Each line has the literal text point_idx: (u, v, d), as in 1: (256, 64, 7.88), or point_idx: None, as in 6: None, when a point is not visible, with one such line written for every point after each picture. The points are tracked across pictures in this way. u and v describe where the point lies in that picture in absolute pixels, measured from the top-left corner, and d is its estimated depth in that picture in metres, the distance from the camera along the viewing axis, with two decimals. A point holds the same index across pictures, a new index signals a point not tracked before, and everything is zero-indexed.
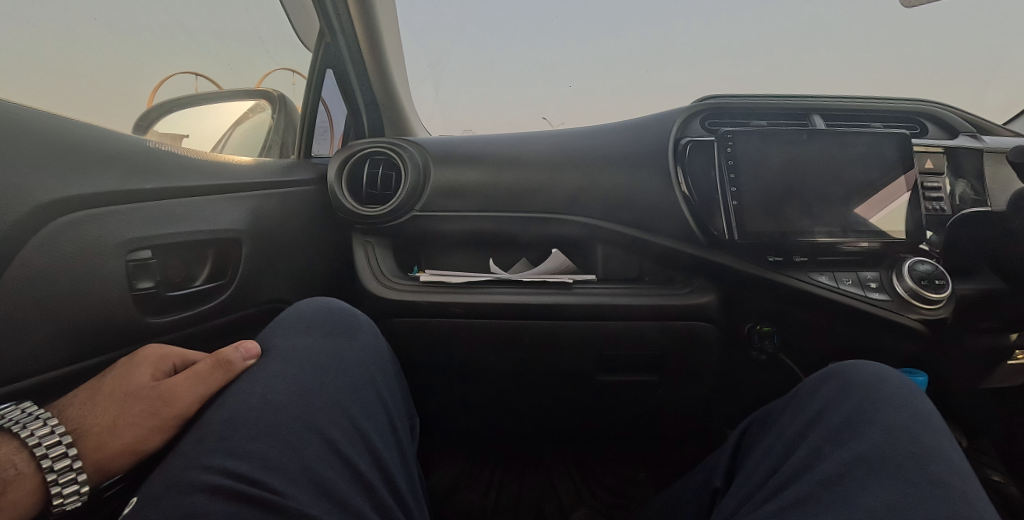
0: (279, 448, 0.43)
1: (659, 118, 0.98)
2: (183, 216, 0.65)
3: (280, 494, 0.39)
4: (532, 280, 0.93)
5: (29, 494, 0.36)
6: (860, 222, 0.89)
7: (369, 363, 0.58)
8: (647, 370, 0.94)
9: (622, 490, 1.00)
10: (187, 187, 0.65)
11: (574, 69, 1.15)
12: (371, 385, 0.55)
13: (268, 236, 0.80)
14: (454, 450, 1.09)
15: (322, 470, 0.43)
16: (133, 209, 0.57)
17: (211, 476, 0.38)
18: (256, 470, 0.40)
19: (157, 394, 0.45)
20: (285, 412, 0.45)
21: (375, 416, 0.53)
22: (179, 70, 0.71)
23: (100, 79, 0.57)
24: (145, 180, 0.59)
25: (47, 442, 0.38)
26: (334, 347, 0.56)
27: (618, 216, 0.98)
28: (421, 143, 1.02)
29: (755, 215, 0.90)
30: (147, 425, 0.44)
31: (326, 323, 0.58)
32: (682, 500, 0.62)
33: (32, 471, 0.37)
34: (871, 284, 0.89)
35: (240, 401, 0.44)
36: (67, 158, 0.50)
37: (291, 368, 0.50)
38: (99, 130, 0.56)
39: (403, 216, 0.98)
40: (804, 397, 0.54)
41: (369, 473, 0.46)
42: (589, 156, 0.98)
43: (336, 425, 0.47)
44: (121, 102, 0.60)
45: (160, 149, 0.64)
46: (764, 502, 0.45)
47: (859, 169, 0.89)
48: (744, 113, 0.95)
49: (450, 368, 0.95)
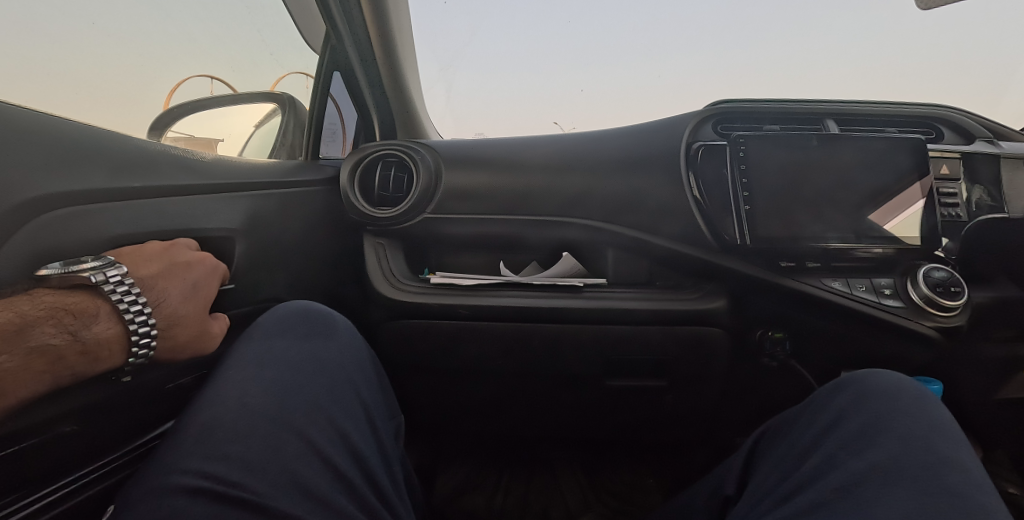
0: (257, 449, 0.43)
1: (670, 122, 0.97)
2: (174, 214, 0.64)
3: (259, 498, 0.40)
4: (544, 283, 0.92)
5: (111, 355, 0.46)
6: (874, 228, 0.88)
7: (346, 364, 0.57)
8: (654, 375, 0.94)
9: (629, 496, 1.00)
10: (179, 184, 0.66)
11: (586, 72, 1.14)
12: (350, 386, 0.55)
13: (267, 229, 0.80)
14: (462, 455, 1.09)
15: (303, 470, 0.43)
16: (123, 206, 0.57)
17: (190, 478, 0.39)
18: (235, 471, 0.41)
19: (212, 332, 0.57)
20: (263, 414, 0.46)
21: (355, 416, 0.53)
22: (191, 75, 0.74)
23: (95, 84, 0.58)
24: (134, 178, 0.59)
25: (140, 321, 0.48)
26: (308, 350, 0.56)
27: (626, 220, 0.97)
28: (434, 146, 1.01)
29: (768, 219, 0.89)
30: (193, 349, 0.55)
31: (302, 325, 0.59)
32: (691, 507, 0.62)
33: (121, 337, 0.47)
34: (885, 291, 0.88)
35: (218, 404, 0.45)
36: (56, 155, 0.51)
37: (268, 371, 0.50)
38: (93, 129, 0.57)
39: (415, 218, 0.98)
40: (819, 405, 0.53)
41: (348, 470, 0.47)
42: (597, 159, 0.98)
43: (316, 426, 0.48)
44: (115, 106, 0.61)
45: (153, 148, 0.64)
46: (773, 511, 0.45)
47: (871, 175, 0.87)
48: (758, 118, 0.93)
49: (456, 371, 0.95)
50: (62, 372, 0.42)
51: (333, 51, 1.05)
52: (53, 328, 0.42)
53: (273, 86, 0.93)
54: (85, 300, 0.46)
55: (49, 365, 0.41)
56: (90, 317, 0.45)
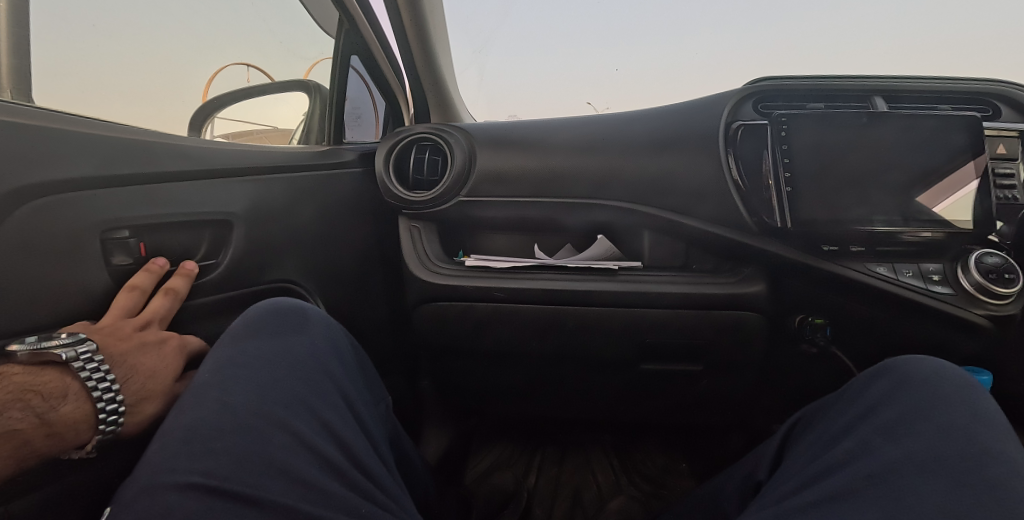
0: (243, 445, 0.42)
1: (709, 101, 0.94)
2: (167, 198, 0.65)
3: (249, 491, 0.39)
4: (578, 266, 0.91)
5: (78, 433, 0.45)
6: (922, 211, 0.84)
7: (322, 353, 0.55)
8: (689, 360, 0.92)
9: (660, 479, 1.01)
10: (171, 171, 0.65)
11: (621, 51, 1.12)
12: (328, 374, 0.53)
13: (273, 219, 0.80)
14: (499, 434, 1.12)
15: (289, 461, 0.42)
16: (109, 192, 0.57)
17: (179, 479, 0.38)
18: (221, 469, 0.39)
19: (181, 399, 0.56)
20: (244, 411, 0.45)
21: (338, 403, 0.51)
22: (224, 65, 0.78)
23: (84, 76, 0.57)
24: (125, 166, 0.59)
25: (109, 397, 0.47)
26: (281, 344, 0.54)
27: (661, 202, 0.96)
28: (467, 128, 1.01)
29: (812, 202, 0.86)
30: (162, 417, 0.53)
31: (272, 321, 0.57)
32: (725, 492, 0.61)
33: (89, 412, 0.46)
34: (933, 277, 0.84)
35: (196, 408, 0.44)
36: (42, 145, 0.50)
37: (245, 370, 0.49)
38: (87, 119, 0.56)
39: (450, 202, 0.99)
40: (854, 393, 0.51)
41: (335, 457, 0.45)
42: (630, 138, 0.95)
43: (299, 418, 0.46)
44: (107, 98, 0.60)
45: (152, 137, 0.63)
46: (799, 492, 0.45)
47: (920, 155, 0.83)
48: (805, 95, 0.88)
49: (488, 353, 0.96)
50: (24, 455, 0.41)
51: (347, 36, 1.00)
52: (18, 412, 0.41)
53: (306, 74, 0.95)
54: (54, 379, 0.45)
55: (11, 452, 0.40)
56: (55, 397, 0.44)
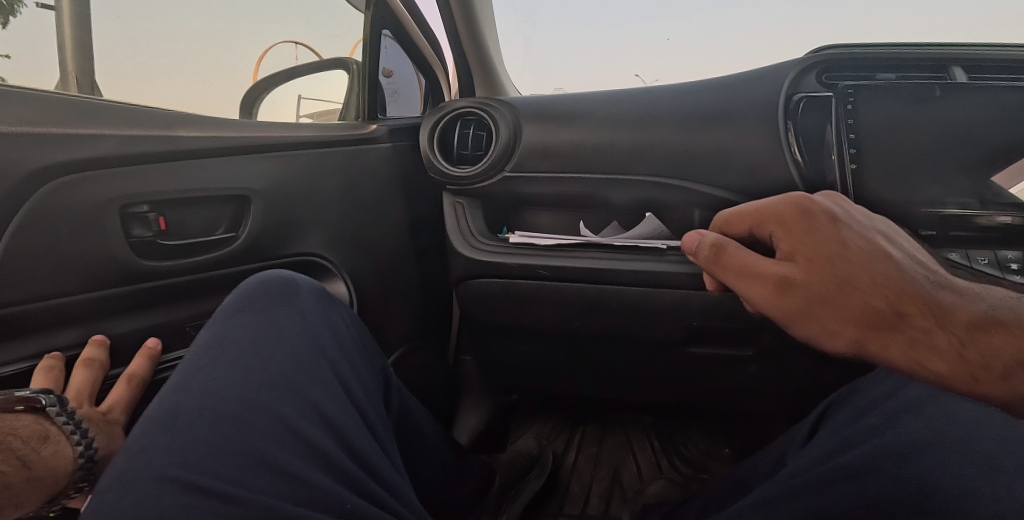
0: (225, 434, 0.42)
1: (767, 72, 0.89)
2: (189, 176, 0.67)
3: (230, 487, 0.37)
4: (626, 245, 0.87)
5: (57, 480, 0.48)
6: (1000, 192, 0.78)
7: (314, 333, 0.55)
8: (740, 346, 0.89)
9: (698, 462, 1.01)
10: (193, 148, 0.66)
11: (675, 20, 1.07)
12: (320, 356, 0.53)
13: (286, 200, 0.79)
14: (543, 411, 1.16)
15: (273, 450, 0.42)
16: (127, 170, 0.60)
17: (161, 470, 0.38)
18: (201, 460, 0.39)
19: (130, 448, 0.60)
20: (228, 398, 0.45)
21: (330, 385, 0.50)
22: (269, 45, 0.82)
23: (118, 61, 0.60)
24: (147, 145, 0.61)
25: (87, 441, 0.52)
26: (270, 323, 0.54)
27: (713, 179, 0.91)
28: (512, 102, 0.99)
29: (879, 181, 0.81)
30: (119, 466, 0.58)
31: (263, 300, 0.57)
32: (756, 472, 0.59)
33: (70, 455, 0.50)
34: (1011, 266, 0.75)
35: (182, 396, 0.44)
36: (66, 127, 0.53)
37: (231, 354, 0.49)
38: (112, 103, 0.59)
39: (493, 177, 0.98)
40: (892, 379, 0.48)
41: (323, 442, 0.44)
42: (680, 111, 0.91)
43: (285, 403, 0.46)
44: (139, 82, 0.63)
45: (176, 116, 0.65)
46: (814, 468, 0.43)
47: (1002, 129, 0.77)
48: (875, 64, 0.82)
49: (528, 330, 0.95)
50: (20, 500, 0.43)
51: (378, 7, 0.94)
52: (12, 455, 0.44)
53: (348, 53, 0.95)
54: (33, 424, 0.48)
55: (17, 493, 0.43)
56: (34, 441, 0.47)
